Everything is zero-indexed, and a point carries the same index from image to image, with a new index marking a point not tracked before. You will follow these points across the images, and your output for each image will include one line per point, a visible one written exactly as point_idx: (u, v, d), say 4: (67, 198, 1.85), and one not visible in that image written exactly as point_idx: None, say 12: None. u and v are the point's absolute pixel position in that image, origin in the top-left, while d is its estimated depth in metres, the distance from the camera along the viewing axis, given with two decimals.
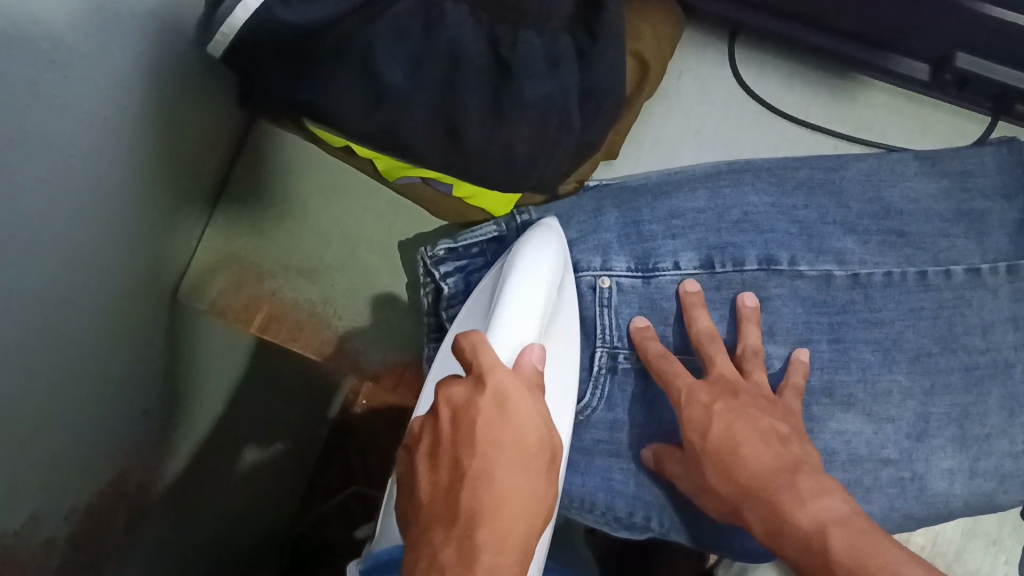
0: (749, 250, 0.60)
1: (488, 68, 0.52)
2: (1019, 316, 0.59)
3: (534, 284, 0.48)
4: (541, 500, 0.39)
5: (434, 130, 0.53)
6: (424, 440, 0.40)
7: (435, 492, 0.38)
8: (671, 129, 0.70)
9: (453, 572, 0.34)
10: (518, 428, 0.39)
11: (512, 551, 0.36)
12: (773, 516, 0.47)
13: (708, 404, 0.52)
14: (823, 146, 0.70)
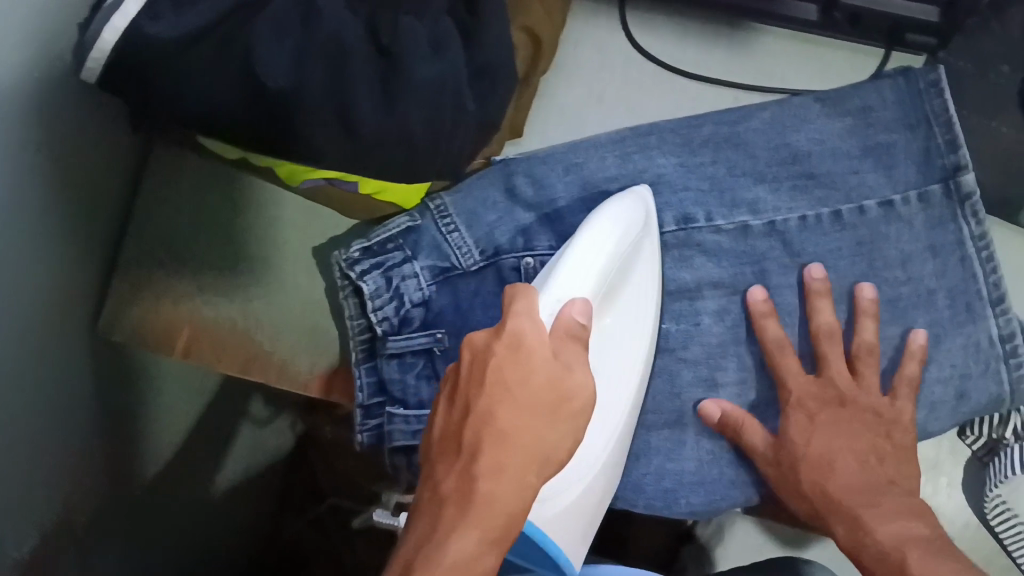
0: (666, 211, 0.61)
1: (370, 57, 0.51)
2: (937, 244, 0.59)
3: (594, 247, 0.53)
4: (550, 446, 0.41)
5: (332, 130, 0.51)
6: (450, 378, 0.44)
7: (448, 427, 0.42)
8: (574, 99, 0.69)
9: (454, 504, 0.39)
10: (522, 370, 0.41)
11: (517, 488, 0.39)
12: (856, 530, 0.51)
13: (811, 413, 0.56)
14: (722, 98, 0.68)
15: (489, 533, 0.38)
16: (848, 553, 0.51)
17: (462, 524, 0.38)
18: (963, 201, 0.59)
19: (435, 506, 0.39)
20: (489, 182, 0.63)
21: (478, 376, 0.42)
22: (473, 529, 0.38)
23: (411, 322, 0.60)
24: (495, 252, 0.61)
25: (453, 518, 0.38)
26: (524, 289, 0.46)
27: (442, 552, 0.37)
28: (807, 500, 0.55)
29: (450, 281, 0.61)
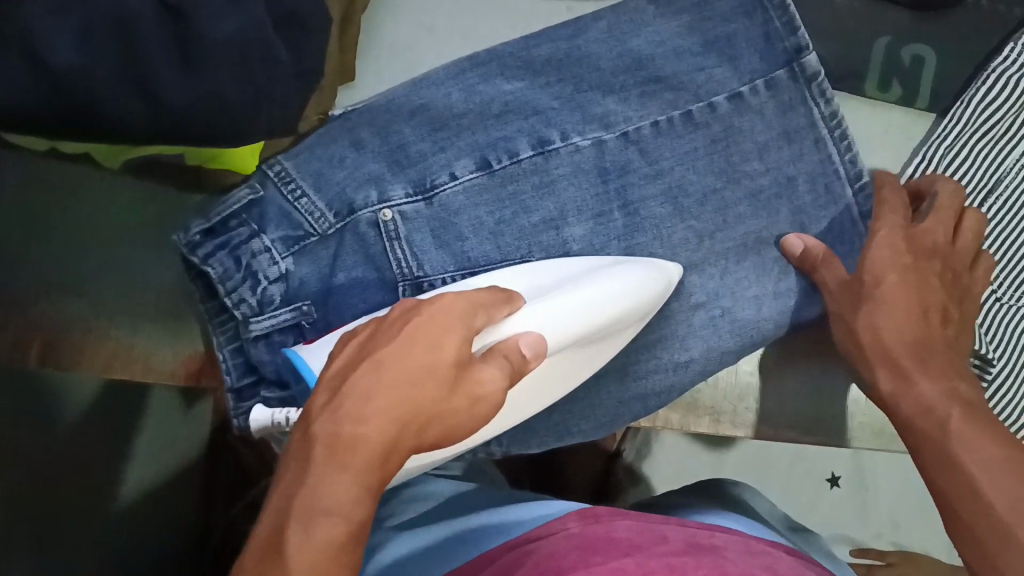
0: (520, 139, 0.59)
1: (161, 19, 0.47)
2: (790, 130, 0.59)
3: (597, 315, 0.51)
4: (435, 413, 0.40)
5: (137, 108, 0.48)
6: (367, 329, 0.43)
7: (340, 370, 0.41)
8: (401, 32, 0.64)
9: (326, 446, 0.38)
10: (432, 341, 0.41)
11: (391, 447, 0.39)
12: (899, 379, 0.52)
13: (897, 255, 0.55)
14: (555, 12, 0.65)
15: (360, 486, 0.37)
16: (886, 400, 0.52)
17: (332, 471, 0.37)
18: (809, 83, 0.59)
19: (303, 450, 0.38)
20: (332, 138, 0.59)
21: (380, 340, 0.41)
22: (348, 476, 0.37)
23: (272, 300, 0.56)
24: (349, 212, 0.57)
25: (322, 465, 0.37)
26: (466, 297, 0.44)
27: (315, 497, 0.37)
28: (854, 344, 0.55)
29: (306, 250, 0.56)
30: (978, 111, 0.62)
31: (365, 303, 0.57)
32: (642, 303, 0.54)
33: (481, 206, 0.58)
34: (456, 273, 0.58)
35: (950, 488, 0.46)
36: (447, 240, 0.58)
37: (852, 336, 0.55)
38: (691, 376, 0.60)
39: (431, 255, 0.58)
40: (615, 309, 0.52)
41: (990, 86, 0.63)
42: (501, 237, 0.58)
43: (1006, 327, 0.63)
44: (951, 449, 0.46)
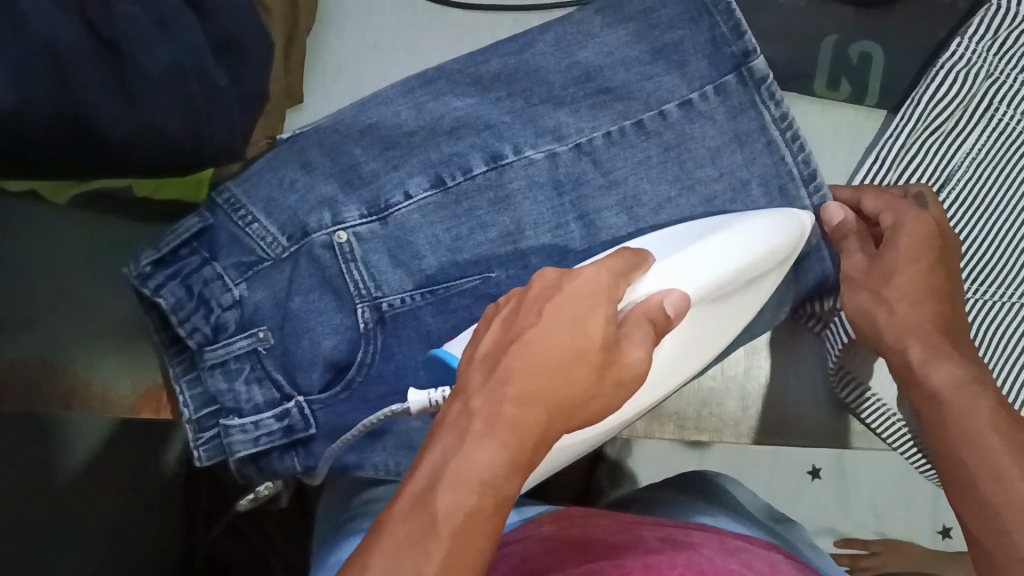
0: (473, 154, 0.58)
1: (95, 51, 0.47)
2: (741, 134, 0.58)
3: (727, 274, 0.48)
4: (585, 399, 0.38)
5: (71, 134, 0.48)
6: (509, 305, 0.41)
7: (490, 349, 0.39)
8: (346, 54, 0.63)
9: (485, 420, 0.36)
10: (579, 319, 0.38)
11: (545, 426, 0.37)
12: (932, 353, 0.50)
13: (927, 239, 0.52)
14: (500, 25, 0.63)
15: (512, 462, 0.35)
16: (912, 370, 0.50)
17: (485, 443, 0.35)
18: (758, 86, 0.58)
19: (462, 421, 0.36)
20: (281, 161, 0.58)
21: (527, 319, 0.39)
22: (501, 450, 0.35)
23: (226, 327, 0.55)
24: (303, 234, 0.56)
25: (474, 437, 0.35)
26: (609, 271, 0.42)
27: (467, 467, 0.35)
28: (869, 313, 0.53)
29: (260, 275, 0.56)
30: (928, 107, 0.59)
31: (322, 326, 0.56)
32: (767, 254, 0.50)
33: (437, 224, 0.58)
34: (415, 291, 0.58)
35: (974, 470, 0.45)
36: (405, 259, 0.58)
37: (868, 304, 0.52)
38: None
39: (388, 275, 0.58)
40: (739, 257, 0.48)
41: (939, 83, 0.59)
42: (458, 254, 0.58)
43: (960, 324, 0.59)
44: (982, 431, 0.46)
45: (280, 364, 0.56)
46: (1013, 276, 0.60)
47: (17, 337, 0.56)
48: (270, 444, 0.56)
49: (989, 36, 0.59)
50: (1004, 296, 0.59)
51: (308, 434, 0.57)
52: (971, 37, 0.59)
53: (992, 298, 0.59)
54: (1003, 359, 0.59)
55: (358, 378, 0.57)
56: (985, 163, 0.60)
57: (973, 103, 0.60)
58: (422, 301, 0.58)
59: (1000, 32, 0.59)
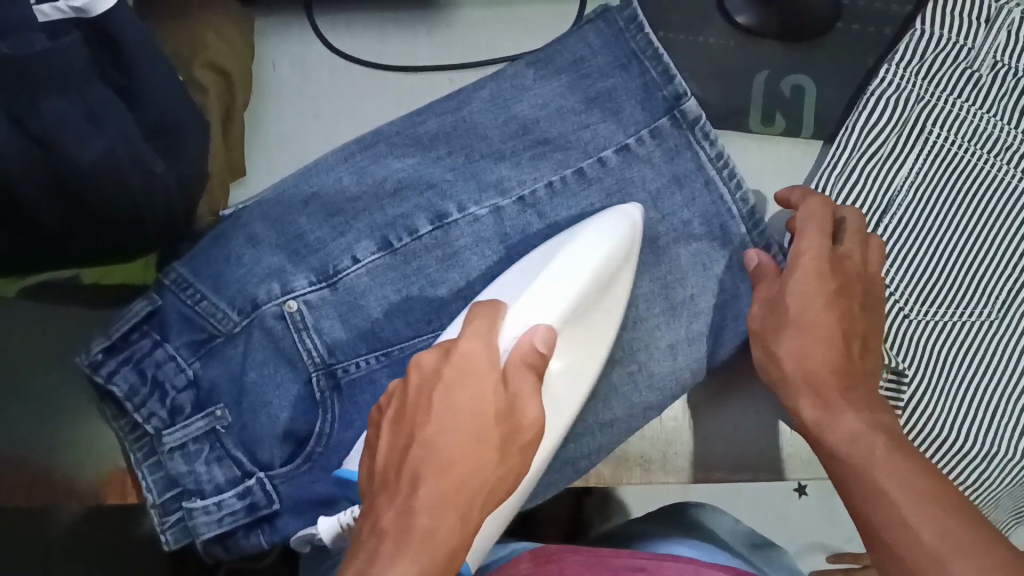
0: (418, 215, 0.59)
1: (25, 151, 0.45)
2: (680, 174, 0.59)
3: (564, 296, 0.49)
4: (489, 479, 0.42)
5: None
6: (391, 408, 0.45)
7: (391, 460, 0.43)
8: (287, 123, 0.61)
9: (395, 533, 0.39)
10: (465, 398, 0.43)
11: (458, 518, 0.40)
12: (826, 408, 0.49)
13: (823, 281, 0.52)
14: (437, 84, 0.62)
15: (435, 563, 0.39)
16: (810, 430, 0.50)
17: (400, 550, 0.39)
18: (692, 125, 0.59)
19: (375, 539, 0.40)
20: (228, 237, 0.58)
21: (416, 413, 0.44)
22: (417, 560, 0.38)
23: (182, 409, 0.56)
24: (253, 307, 0.56)
25: (392, 550, 0.39)
26: (478, 342, 0.46)
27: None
28: (767, 368, 0.54)
29: (212, 351, 0.57)
30: (863, 135, 0.59)
31: (280, 400, 0.57)
32: (617, 256, 0.52)
33: (387, 285, 0.58)
34: (369, 354, 0.58)
35: (879, 521, 0.43)
36: (357, 323, 0.58)
37: (765, 357, 0.54)
38: (618, 435, 0.60)
39: (342, 340, 0.58)
40: (594, 270, 0.50)
41: (870, 110, 0.59)
42: (409, 314, 0.58)
43: (916, 343, 0.58)
44: (877, 482, 0.44)
45: (239, 441, 0.57)
46: (963, 295, 0.59)
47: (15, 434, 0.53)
48: (235, 523, 0.56)
49: (915, 61, 0.60)
50: (955, 316, 0.59)
51: (272, 510, 0.56)
52: (899, 63, 0.60)
53: (944, 319, 0.59)
54: (958, 377, 0.59)
55: (318, 448, 0.57)
56: (925, 185, 0.60)
57: (907, 128, 0.60)
58: (377, 363, 0.58)
59: (926, 56, 0.60)
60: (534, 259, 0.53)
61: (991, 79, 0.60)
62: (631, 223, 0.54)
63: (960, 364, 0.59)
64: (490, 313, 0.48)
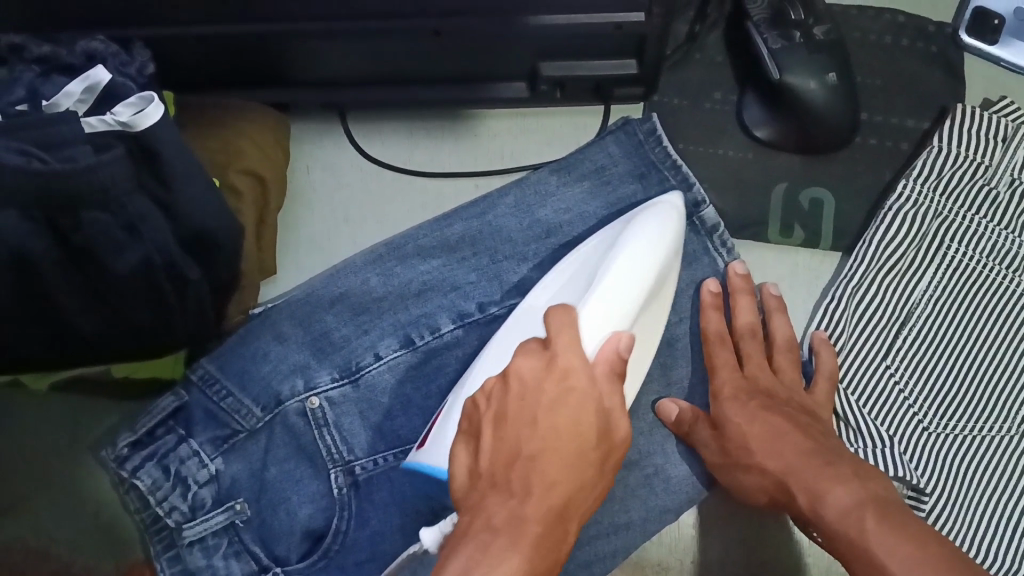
0: (440, 314, 0.60)
1: (64, 260, 0.49)
2: (697, 280, 0.61)
3: (626, 291, 0.51)
4: (585, 497, 0.44)
5: (33, 320, 0.51)
6: (491, 417, 0.45)
7: (499, 462, 0.43)
8: (317, 225, 0.63)
9: (511, 527, 0.40)
10: (573, 414, 0.44)
11: (560, 526, 0.42)
12: (811, 493, 0.50)
13: (743, 404, 0.56)
14: (461, 190, 0.63)
15: (539, 567, 0.40)
16: (806, 516, 0.50)
17: (515, 548, 0.40)
18: (710, 234, 0.60)
19: (488, 531, 0.40)
20: (254, 334, 0.59)
21: (526, 420, 0.44)
22: (527, 558, 0.40)
23: (203, 503, 0.56)
24: (276, 404, 0.58)
25: (507, 547, 0.39)
26: (568, 339, 0.47)
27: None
28: (739, 484, 0.55)
29: (235, 447, 0.58)
30: (880, 250, 0.60)
31: (299, 495, 0.58)
32: (667, 243, 0.54)
33: (408, 383, 0.59)
34: (388, 452, 0.59)
35: None
36: (377, 420, 0.59)
37: (726, 470, 0.55)
38: (635, 538, 0.58)
39: (361, 438, 0.59)
40: (648, 264, 0.52)
41: (888, 224, 0.60)
42: (429, 413, 0.59)
43: (934, 457, 0.59)
44: (866, 545, 0.46)
45: (257, 537, 0.57)
46: (984, 410, 0.60)
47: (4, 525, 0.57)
48: None
49: (934, 177, 0.61)
50: (973, 430, 0.60)
51: None
52: (916, 178, 0.61)
53: (962, 432, 0.60)
54: (978, 491, 0.59)
55: (334, 545, 0.57)
56: (944, 299, 0.61)
57: (924, 242, 0.61)
58: (395, 461, 0.59)
59: (944, 173, 0.62)
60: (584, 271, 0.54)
61: (1009, 196, 0.62)
62: (666, 205, 0.55)
63: (981, 478, 0.59)
64: (559, 318, 0.49)
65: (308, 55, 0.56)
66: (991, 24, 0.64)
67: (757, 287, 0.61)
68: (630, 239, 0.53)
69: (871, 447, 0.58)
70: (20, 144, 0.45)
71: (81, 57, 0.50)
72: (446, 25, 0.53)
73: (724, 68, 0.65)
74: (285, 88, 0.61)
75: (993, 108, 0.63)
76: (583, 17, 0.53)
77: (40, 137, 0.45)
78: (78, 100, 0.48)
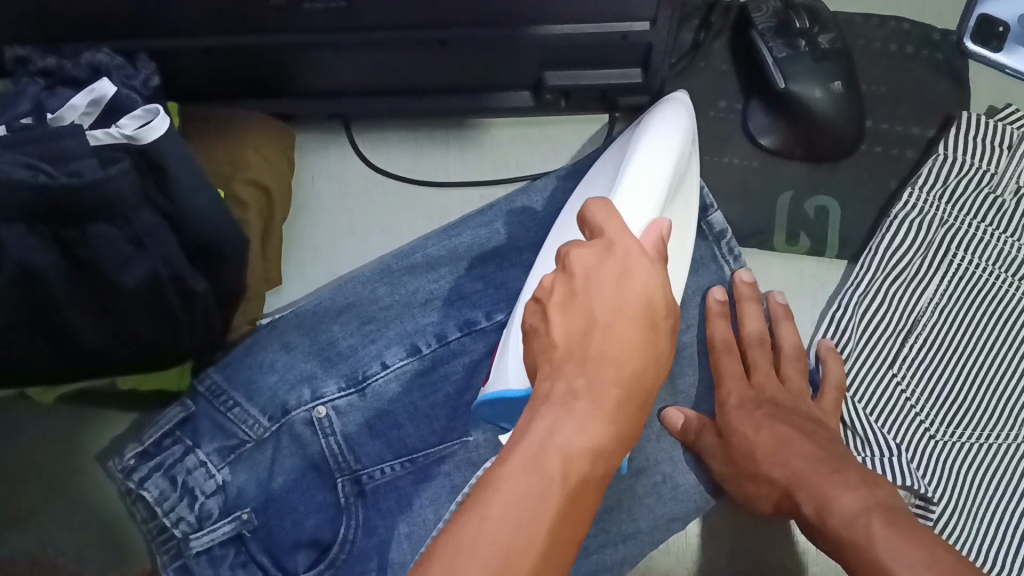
0: (446, 324, 0.60)
1: (71, 274, 0.49)
2: (702, 287, 0.61)
3: (653, 173, 0.48)
4: (662, 361, 0.39)
5: (43, 336, 0.51)
6: (556, 292, 0.40)
7: (572, 334, 0.39)
8: (324, 235, 0.63)
9: (588, 399, 0.37)
10: (639, 281, 0.39)
11: (639, 398, 0.38)
12: (818, 500, 0.49)
13: (749, 413, 0.55)
14: (468, 200, 0.63)
15: (618, 436, 0.37)
16: (813, 525, 0.50)
17: (596, 420, 0.36)
18: (716, 240, 0.61)
19: (566, 403, 0.37)
20: (261, 344, 0.59)
21: (593, 294, 0.39)
22: (606, 429, 0.36)
23: (210, 513, 0.56)
24: (283, 413, 0.58)
25: (587, 414, 0.36)
26: (614, 215, 0.42)
27: (574, 446, 0.36)
28: (750, 492, 0.54)
29: (242, 457, 0.58)
30: (886, 257, 0.60)
31: (305, 505, 0.57)
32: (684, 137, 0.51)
33: (414, 392, 0.59)
34: (394, 461, 0.59)
35: None
36: (383, 430, 0.59)
37: (734, 479, 0.55)
38: (642, 548, 0.58)
39: (367, 447, 0.59)
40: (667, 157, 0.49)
41: (894, 232, 0.60)
42: (435, 422, 0.59)
43: (941, 465, 0.59)
44: (874, 547, 0.45)
45: (264, 547, 0.57)
46: (992, 418, 0.60)
47: (10, 535, 0.58)
48: None
49: (939, 185, 0.61)
50: (980, 438, 0.59)
51: None
52: (921, 187, 0.61)
53: (969, 440, 0.59)
54: (986, 499, 0.59)
55: (342, 555, 0.57)
56: (951, 308, 0.61)
57: (930, 250, 0.61)
58: (402, 469, 0.59)
59: (949, 182, 0.62)
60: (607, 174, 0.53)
61: (1015, 204, 0.62)
62: (674, 105, 0.53)
63: (991, 487, 0.59)
64: (604, 206, 0.43)
65: (314, 64, 0.56)
66: (995, 31, 0.64)
67: (763, 295, 0.61)
68: (645, 134, 0.51)
69: (878, 456, 0.57)
70: (27, 157, 0.45)
71: (85, 70, 0.50)
72: (452, 36, 0.53)
73: (730, 76, 0.65)
74: (292, 99, 0.60)
75: (997, 116, 0.63)
76: (588, 27, 0.53)
77: (45, 151, 0.45)
78: (83, 113, 0.48)
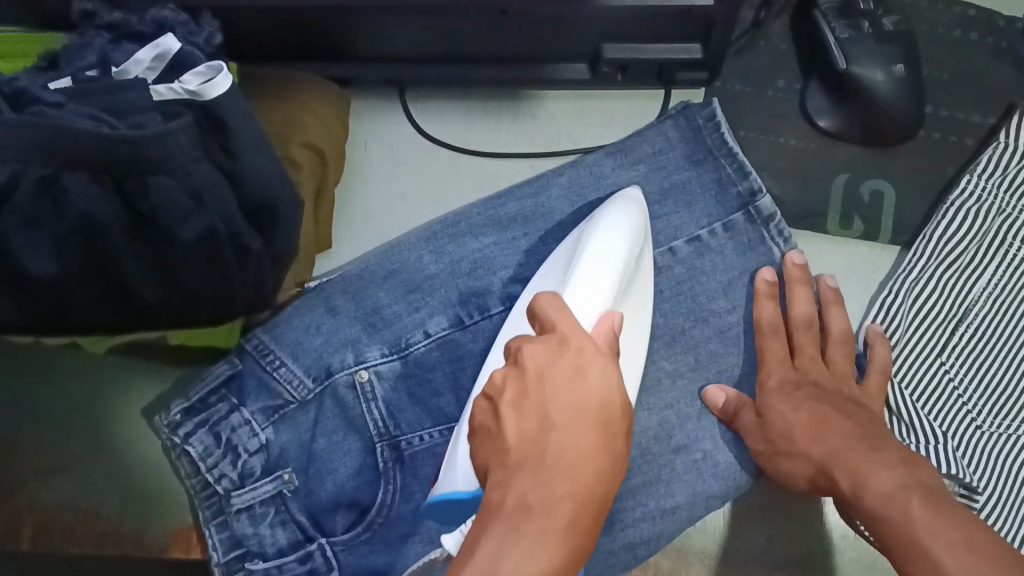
0: (491, 294, 0.60)
1: (129, 228, 0.49)
2: (752, 268, 0.60)
3: (605, 264, 0.49)
4: (616, 468, 0.38)
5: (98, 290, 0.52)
6: (508, 390, 0.40)
7: (525, 437, 0.38)
8: (374, 199, 0.63)
9: (540, 517, 0.35)
10: (592, 386, 0.39)
11: (592, 510, 0.37)
12: (856, 478, 0.49)
13: (790, 394, 0.55)
14: (518, 170, 0.63)
15: (570, 555, 0.35)
16: (848, 501, 0.50)
17: (550, 538, 0.35)
18: (765, 223, 0.60)
19: (519, 518, 0.35)
20: (307, 307, 0.60)
21: (546, 397, 0.38)
22: (558, 548, 0.35)
23: (252, 472, 0.57)
24: (327, 375, 0.58)
25: (536, 537, 0.35)
26: (561, 312, 0.42)
27: (525, 569, 0.34)
28: (782, 469, 0.54)
29: (285, 417, 0.58)
30: (940, 245, 0.60)
31: (345, 467, 0.58)
32: (636, 229, 0.52)
33: (455, 361, 0.59)
34: (433, 428, 0.59)
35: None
36: (424, 397, 0.59)
37: (770, 457, 0.55)
38: (680, 523, 0.58)
39: (408, 413, 0.59)
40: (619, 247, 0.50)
41: (949, 220, 0.60)
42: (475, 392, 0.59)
43: (985, 455, 0.59)
44: (912, 527, 0.45)
45: (304, 507, 0.57)
46: None
47: (55, 484, 0.59)
48: None
49: (998, 174, 0.61)
50: None
51: None
52: (980, 175, 0.61)
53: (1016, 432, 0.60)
54: None
55: (379, 518, 0.58)
56: (1002, 298, 0.61)
57: (986, 239, 0.61)
58: (441, 437, 0.58)
59: (1009, 169, 0.62)
60: (561, 266, 0.53)
61: None
62: (627, 198, 0.55)
63: None
64: (551, 299, 0.43)
65: (370, 27, 0.56)
66: None
67: (813, 278, 0.60)
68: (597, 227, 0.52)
69: (925, 442, 0.57)
70: (91, 108, 0.46)
71: (150, 26, 0.50)
72: (512, 5, 0.53)
73: (788, 56, 0.64)
74: (349, 63, 0.60)
75: None
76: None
77: (109, 103, 0.46)
78: (147, 68, 0.49)
